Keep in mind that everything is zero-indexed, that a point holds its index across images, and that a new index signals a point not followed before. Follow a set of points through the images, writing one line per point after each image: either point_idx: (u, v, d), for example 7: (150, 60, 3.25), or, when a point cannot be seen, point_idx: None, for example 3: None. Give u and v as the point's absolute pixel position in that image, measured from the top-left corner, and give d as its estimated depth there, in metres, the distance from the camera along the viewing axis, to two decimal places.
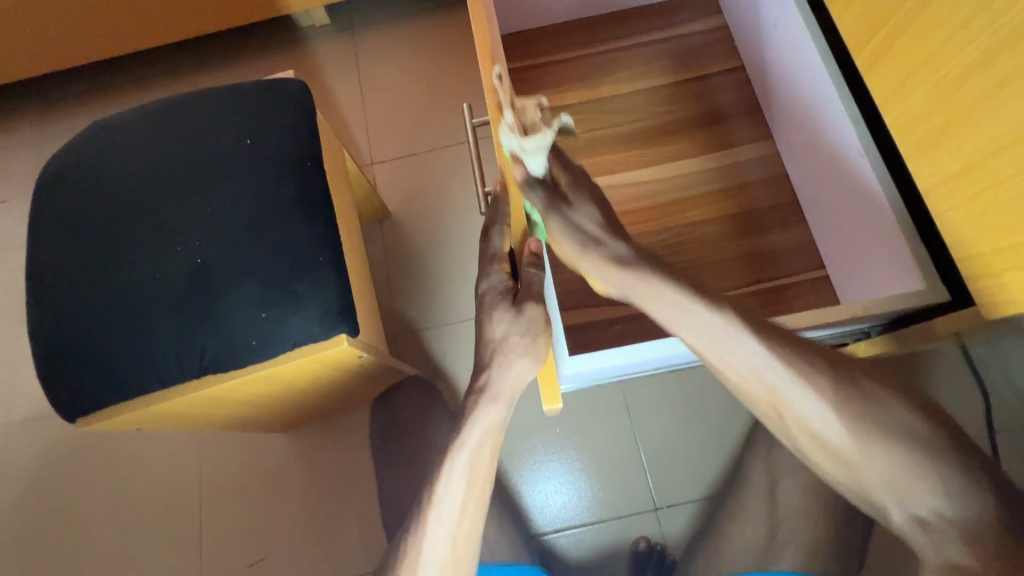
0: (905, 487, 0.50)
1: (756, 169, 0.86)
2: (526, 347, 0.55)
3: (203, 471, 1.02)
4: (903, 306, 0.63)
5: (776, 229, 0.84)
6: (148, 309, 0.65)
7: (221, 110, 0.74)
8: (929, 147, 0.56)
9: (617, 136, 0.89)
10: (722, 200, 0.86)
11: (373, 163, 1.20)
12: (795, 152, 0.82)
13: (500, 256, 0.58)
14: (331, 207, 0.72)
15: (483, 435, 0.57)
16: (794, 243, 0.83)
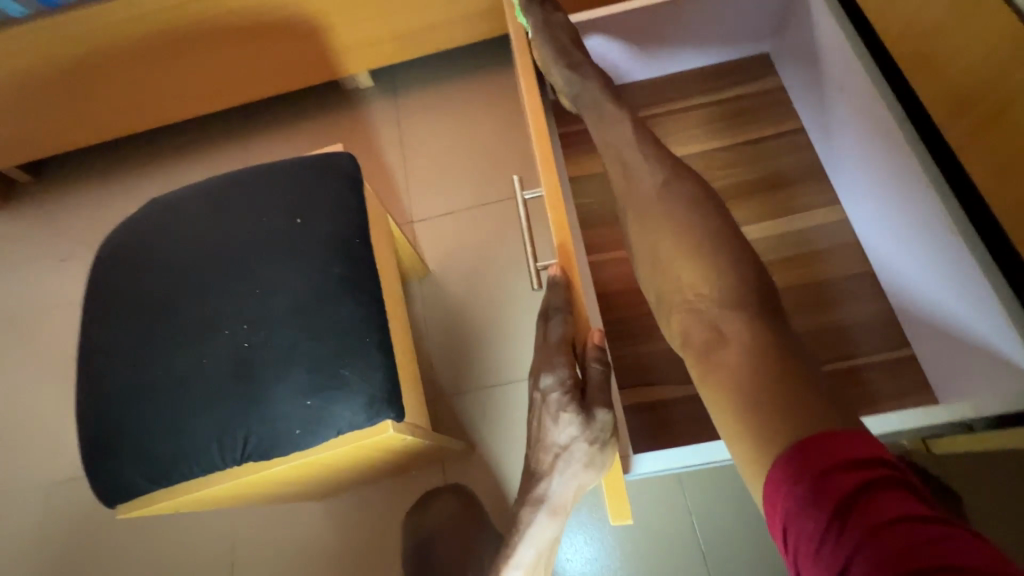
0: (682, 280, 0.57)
1: (827, 235, 0.79)
2: (594, 460, 0.48)
3: (248, 531, 1.04)
4: (1006, 407, 0.54)
5: (855, 302, 0.75)
6: (194, 393, 0.65)
7: (272, 187, 0.75)
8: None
9: None
10: (791, 269, 0.78)
11: (415, 222, 1.26)
12: (870, 223, 0.75)
13: (561, 346, 0.52)
14: (377, 283, 0.71)
15: (537, 547, 0.53)
16: (876, 318, 0.74)
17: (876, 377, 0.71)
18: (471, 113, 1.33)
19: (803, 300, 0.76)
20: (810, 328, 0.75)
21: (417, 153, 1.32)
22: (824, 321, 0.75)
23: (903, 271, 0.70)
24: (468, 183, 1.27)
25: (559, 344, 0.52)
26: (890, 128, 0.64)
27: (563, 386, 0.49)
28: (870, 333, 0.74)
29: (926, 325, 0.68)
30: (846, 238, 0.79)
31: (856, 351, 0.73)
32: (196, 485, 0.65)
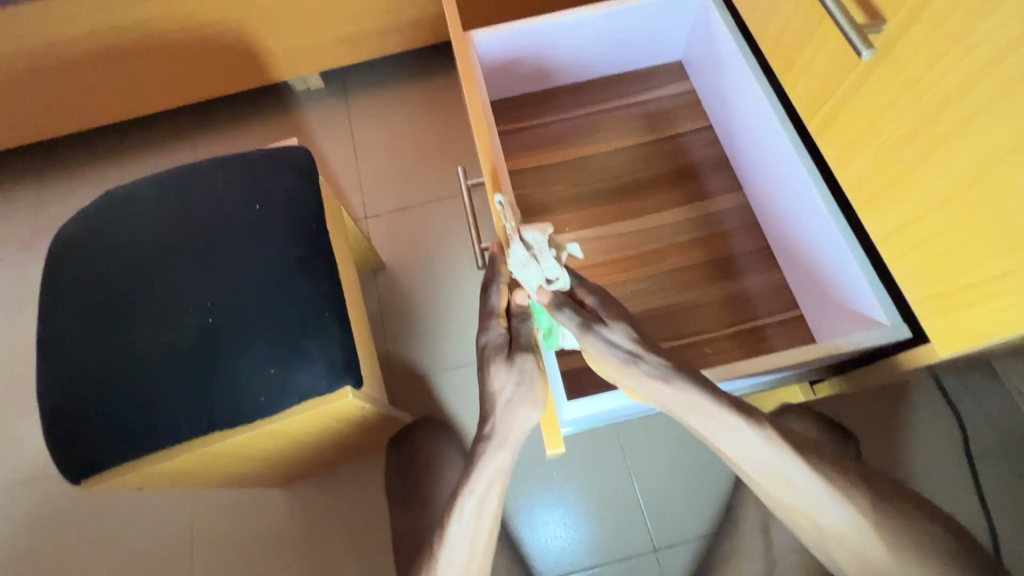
0: (869, 550, 0.56)
1: (731, 217, 0.92)
2: (525, 396, 0.55)
3: (208, 520, 1.06)
4: (880, 341, 0.63)
5: (756, 272, 0.88)
6: (159, 368, 0.69)
7: (228, 177, 0.80)
8: (875, 203, 0.60)
9: (600, 190, 0.96)
10: (703, 246, 0.91)
11: (367, 217, 1.32)
12: (764, 205, 0.87)
13: (497, 311, 0.59)
14: (333, 266, 0.77)
15: (490, 482, 0.59)
16: (772, 285, 0.87)
17: (773, 334, 0.84)
18: (420, 115, 1.40)
19: (712, 271, 0.89)
20: (719, 295, 0.87)
21: (369, 152, 1.38)
22: (730, 289, 0.87)
23: (787, 242, 0.82)
24: (418, 181, 1.34)
25: (494, 311, 0.59)
26: (769, 121, 0.76)
27: (498, 343, 0.58)
28: (767, 299, 0.86)
29: (807, 286, 0.80)
30: (746, 220, 0.91)
31: (756, 314, 0.85)
32: (158, 458, 0.69)
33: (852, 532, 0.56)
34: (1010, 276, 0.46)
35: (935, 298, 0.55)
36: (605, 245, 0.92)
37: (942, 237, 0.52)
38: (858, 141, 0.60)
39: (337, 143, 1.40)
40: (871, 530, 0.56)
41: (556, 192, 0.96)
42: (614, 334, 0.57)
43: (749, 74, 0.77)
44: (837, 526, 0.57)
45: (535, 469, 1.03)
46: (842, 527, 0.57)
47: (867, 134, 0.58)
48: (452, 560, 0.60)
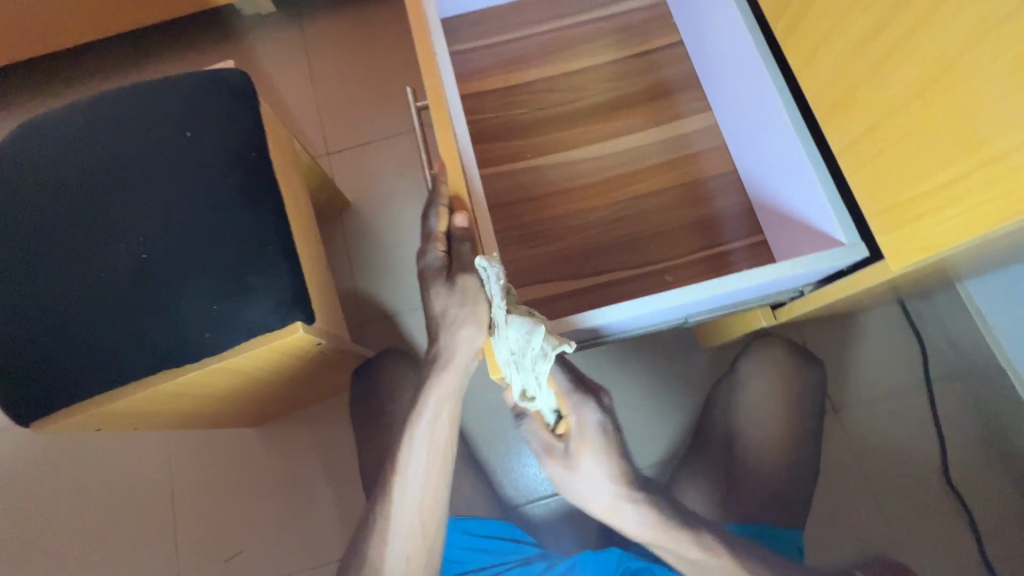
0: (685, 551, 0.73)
1: (699, 139, 0.88)
2: (463, 313, 0.57)
3: (181, 460, 1.07)
4: (841, 260, 0.60)
5: (722, 196, 0.85)
6: (96, 307, 0.66)
7: (156, 105, 0.74)
8: (836, 115, 0.57)
9: (565, 113, 0.90)
10: (671, 170, 0.87)
11: (328, 153, 1.25)
12: (730, 125, 0.83)
13: (434, 235, 0.61)
14: (277, 198, 0.73)
15: (441, 407, 0.63)
16: (738, 209, 0.84)
17: (737, 260, 0.82)
18: (380, 40, 1.30)
19: (677, 196, 0.86)
20: (684, 221, 0.85)
21: (327, 82, 1.29)
22: (696, 214, 0.85)
23: (751, 161, 0.79)
24: (380, 112, 1.26)
25: (432, 232, 0.61)
26: (736, 29, 0.71)
27: (435, 266, 0.61)
28: (732, 224, 0.84)
29: (769, 208, 0.78)
30: (715, 142, 0.87)
31: (722, 239, 0.83)
32: (104, 399, 0.67)
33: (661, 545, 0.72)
34: (965, 176, 0.45)
35: (888, 209, 0.53)
36: (569, 172, 0.88)
37: (904, 140, 0.50)
38: (820, 50, 0.58)
39: (291, 72, 1.30)
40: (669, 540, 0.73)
41: (517, 116, 0.90)
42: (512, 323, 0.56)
43: None
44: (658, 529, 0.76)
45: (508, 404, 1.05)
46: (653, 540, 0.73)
47: (829, 40, 0.56)
48: (408, 486, 0.65)
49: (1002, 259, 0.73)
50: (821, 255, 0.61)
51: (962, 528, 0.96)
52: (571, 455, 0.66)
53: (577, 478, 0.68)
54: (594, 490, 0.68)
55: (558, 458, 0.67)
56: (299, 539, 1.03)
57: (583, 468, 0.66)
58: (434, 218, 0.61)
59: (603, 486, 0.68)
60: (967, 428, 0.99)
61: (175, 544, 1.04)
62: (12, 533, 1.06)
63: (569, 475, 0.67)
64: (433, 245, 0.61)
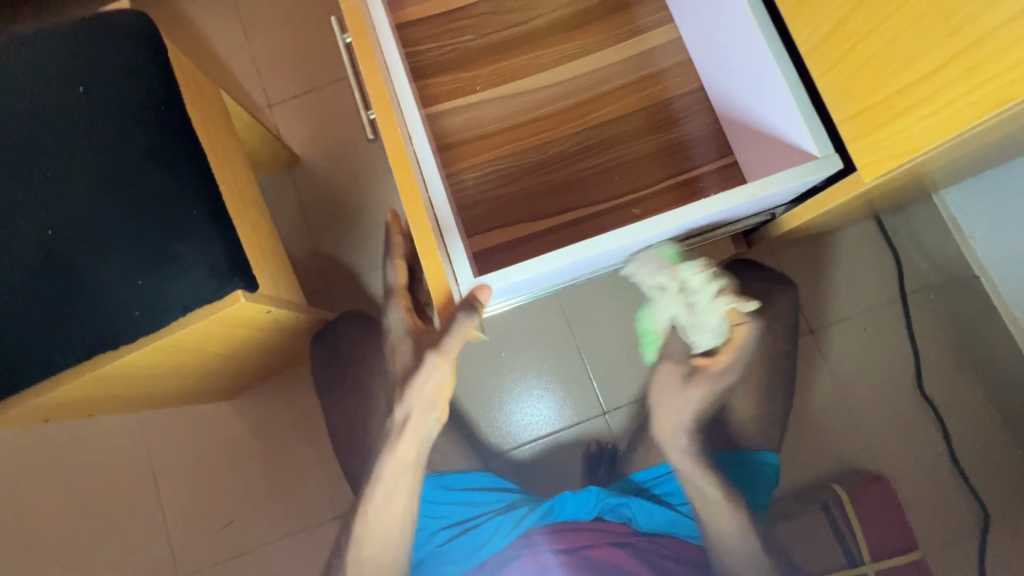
0: (717, 513, 0.80)
1: (663, 55, 0.81)
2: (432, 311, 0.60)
3: (155, 441, 1.05)
4: (807, 177, 0.56)
5: (689, 117, 0.79)
6: (8, 293, 0.61)
7: (42, 58, 0.64)
8: (806, 6, 0.50)
9: (518, 36, 0.82)
10: (634, 92, 0.80)
11: (268, 105, 1.15)
12: (693, 36, 0.76)
13: (396, 291, 0.74)
14: (197, 155, 0.66)
15: (417, 428, 0.69)
16: (707, 130, 0.79)
17: (707, 185, 0.78)
18: None
19: (642, 122, 0.80)
20: (651, 147, 0.79)
21: (256, 23, 1.17)
22: (662, 139, 0.79)
23: (717, 75, 0.73)
24: (320, 54, 1.15)
25: (393, 290, 0.74)
26: None
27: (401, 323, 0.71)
28: (701, 146, 0.78)
29: (741, 127, 0.72)
30: (679, 57, 0.80)
31: (692, 164, 0.78)
32: (35, 390, 0.63)
33: (711, 497, 0.81)
34: (942, 66, 0.40)
35: (859, 113, 0.48)
36: (527, 102, 0.81)
37: (881, 29, 0.44)
38: None
39: (215, 14, 1.17)
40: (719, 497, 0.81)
41: (463, 43, 0.81)
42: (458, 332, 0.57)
43: None
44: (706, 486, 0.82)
45: (491, 356, 1.02)
46: (706, 494, 0.81)
47: None
48: (391, 470, 0.73)
49: (980, 162, 0.69)
50: (772, 180, 0.56)
51: (934, 434, 0.98)
52: (688, 377, 0.80)
53: (682, 397, 0.81)
54: (676, 418, 0.83)
55: (674, 366, 0.80)
56: (287, 507, 1.02)
57: (684, 392, 0.81)
58: (392, 275, 0.74)
59: (683, 416, 0.82)
60: (941, 338, 1.00)
61: (160, 521, 1.03)
62: None
63: (675, 390, 0.81)
64: (395, 302, 0.74)
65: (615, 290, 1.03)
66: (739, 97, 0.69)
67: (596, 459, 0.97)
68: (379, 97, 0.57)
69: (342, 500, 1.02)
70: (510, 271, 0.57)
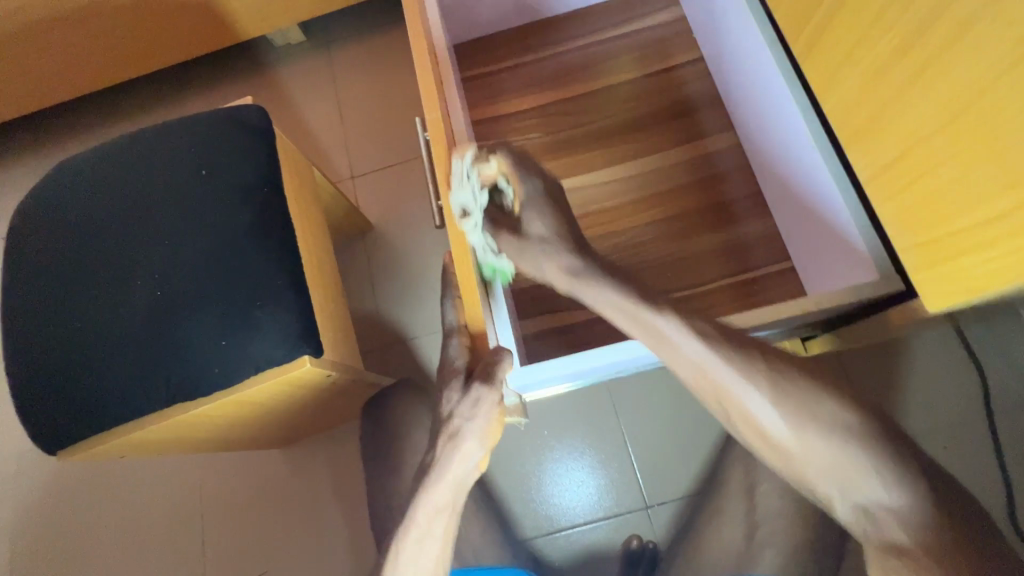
0: (846, 480, 0.52)
1: (731, 157, 0.85)
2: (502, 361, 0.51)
3: (208, 479, 1.10)
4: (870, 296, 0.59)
5: (753, 218, 0.81)
6: (111, 343, 0.69)
7: (176, 142, 0.76)
8: (864, 138, 0.52)
9: (587, 133, 0.88)
10: (695, 192, 0.84)
11: (352, 176, 1.27)
12: (755, 143, 0.80)
13: (457, 328, 0.59)
14: (286, 230, 0.74)
15: (454, 471, 0.53)
16: (764, 233, 0.81)
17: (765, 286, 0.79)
18: (402, 65, 1.33)
19: (699, 220, 0.82)
20: (710, 245, 0.81)
21: (351, 108, 1.32)
22: (722, 237, 0.81)
23: (776, 184, 0.77)
24: (403, 134, 1.28)
25: (452, 327, 0.59)
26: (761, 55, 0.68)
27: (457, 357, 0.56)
28: (761, 248, 0.80)
29: (795, 232, 0.76)
30: (740, 161, 0.84)
31: (749, 266, 0.79)
32: (122, 431, 0.70)
33: (795, 445, 0.52)
34: (1007, 215, 0.40)
35: (922, 244, 0.48)
36: (588, 195, 0.86)
37: (933, 174, 0.45)
38: (842, 69, 0.53)
39: (319, 97, 1.34)
40: (858, 471, 0.51)
41: (572, 131, 0.89)
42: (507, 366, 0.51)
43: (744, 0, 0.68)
44: (806, 453, 0.52)
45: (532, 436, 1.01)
46: (776, 431, 0.53)
47: (850, 62, 0.52)
48: (420, 520, 0.55)
49: None
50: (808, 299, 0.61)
51: None
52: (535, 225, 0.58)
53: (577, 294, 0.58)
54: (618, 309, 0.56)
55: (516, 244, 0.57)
56: (317, 566, 1.03)
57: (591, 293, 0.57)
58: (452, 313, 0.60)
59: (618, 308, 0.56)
60: None
61: (198, 564, 1.06)
62: (49, 551, 1.10)
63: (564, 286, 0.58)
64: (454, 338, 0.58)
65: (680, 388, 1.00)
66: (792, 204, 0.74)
67: (636, 558, 0.92)
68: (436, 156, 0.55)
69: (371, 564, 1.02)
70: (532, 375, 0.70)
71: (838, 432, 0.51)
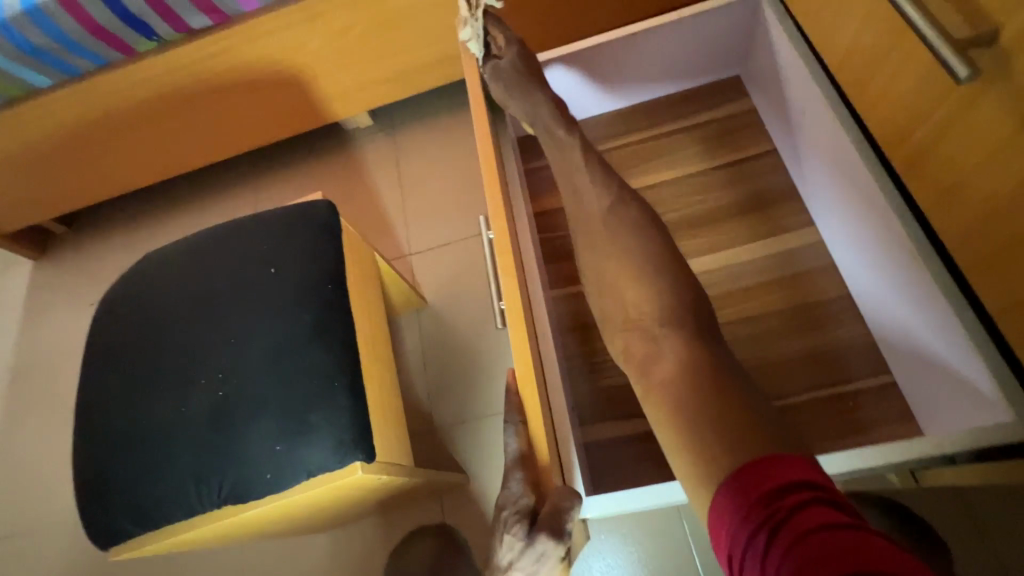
0: (637, 296, 0.62)
1: (814, 255, 0.79)
2: (565, 513, 0.49)
3: (248, 560, 1.07)
4: (994, 441, 0.51)
5: (845, 325, 0.74)
6: (171, 441, 0.69)
7: (253, 237, 0.79)
8: (1002, 266, 0.48)
9: None
10: (776, 292, 0.78)
11: (411, 254, 1.29)
12: (843, 245, 0.74)
13: (520, 461, 0.55)
14: (348, 326, 0.73)
15: None
16: (860, 342, 0.73)
17: (864, 403, 0.70)
18: (463, 146, 1.38)
19: (782, 323, 0.76)
20: (798, 351, 0.74)
21: (413, 188, 1.36)
22: (811, 344, 0.74)
23: (875, 297, 0.70)
24: (461, 213, 1.30)
25: (513, 460, 0.56)
26: (850, 161, 0.64)
27: (519, 498, 0.53)
28: (855, 359, 0.72)
29: (905, 352, 0.67)
30: (825, 260, 0.78)
31: (843, 377, 0.72)
32: (172, 531, 0.69)
33: (613, 277, 0.64)
34: None
35: None
36: None
37: None
38: (969, 187, 0.49)
39: (382, 177, 1.40)
40: (658, 298, 0.60)
41: None
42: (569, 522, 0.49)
43: (826, 106, 0.65)
44: (632, 297, 0.62)
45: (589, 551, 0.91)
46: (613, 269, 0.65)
47: (983, 182, 0.47)
48: None
49: None
50: (921, 441, 0.53)
51: None
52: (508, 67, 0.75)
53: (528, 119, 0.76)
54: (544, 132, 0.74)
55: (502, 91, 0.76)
56: None
57: (535, 117, 0.75)
58: (512, 444, 0.56)
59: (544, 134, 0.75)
60: None
61: None
62: None
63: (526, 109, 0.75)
64: (516, 475, 0.55)
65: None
66: (900, 321, 0.66)
67: None
68: (505, 268, 0.59)
69: None
70: (630, 498, 0.59)
71: (650, 267, 0.62)
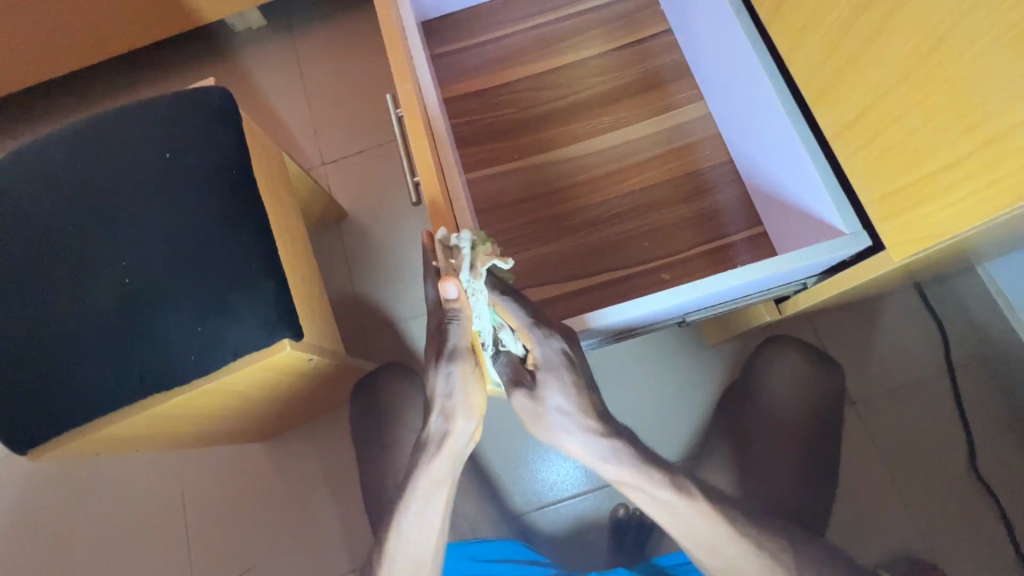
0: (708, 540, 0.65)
1: (703, 126, 0.86)
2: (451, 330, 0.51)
3: (186, 474, 1.08)
4: (839, 254, 0.58)
5: (728, 186, 0.83)
6: (77, 336, 0.66)
7: (138, 125, 0.73)
8: (830, 96, 0.56)
9: (560, 109, 0.89)
10: (670, 161, 0.85)
11: (323, 162, 1.24)
12: (723, 115, 0.81)
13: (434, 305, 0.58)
14: (258, 211, 0.72)
15: (450, 447, 0.58)
16: (740, 201, 0.82)
17: (742, 252, 0.80)
18: (368, 47, 1.30)
19: (674, 191, 0.84)
20: (688, 213, 0.82)
21: (318, 93, 1.29)
22: (697, 206, 0.83)
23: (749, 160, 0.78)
24: (372, 118, 1.26)
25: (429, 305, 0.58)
26: (725, 28, 0.69)
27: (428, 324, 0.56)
28: (734, 216, 0.82)
29: (771, 206, 0.76)
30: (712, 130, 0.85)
31: (724, 231, 0.81)
32: (94, 425, 0.68)
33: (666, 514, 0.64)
34: (967, 155, 0.43)
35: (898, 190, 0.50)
36: (564, 169, 0.86)
37: (899, 122, 0.48)
38: (811, 31, 0.56)
39: (283, 82, 1.30)
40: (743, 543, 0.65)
41: (547, 105, 0.89)
42: (456, 335, 0.51)
43: None
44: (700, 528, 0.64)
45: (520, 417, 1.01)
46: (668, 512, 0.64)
47: (820, 22, 0.55)
48: (418, 486, 0.62)
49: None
50: (780, 258, 0.58)
51: (992, 518, 0.89)
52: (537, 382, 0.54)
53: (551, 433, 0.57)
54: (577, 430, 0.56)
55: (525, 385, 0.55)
56: (303, 552, 1.03)
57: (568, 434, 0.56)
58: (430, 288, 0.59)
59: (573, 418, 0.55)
60: (995, 412, 0.93)
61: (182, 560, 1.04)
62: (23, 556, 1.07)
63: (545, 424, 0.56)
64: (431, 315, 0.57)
65: (664, 358, 1.01)
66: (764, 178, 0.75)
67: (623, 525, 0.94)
68: (414, 131, 0.62)
69: (365, 551, 1.02)
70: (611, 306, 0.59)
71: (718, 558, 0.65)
